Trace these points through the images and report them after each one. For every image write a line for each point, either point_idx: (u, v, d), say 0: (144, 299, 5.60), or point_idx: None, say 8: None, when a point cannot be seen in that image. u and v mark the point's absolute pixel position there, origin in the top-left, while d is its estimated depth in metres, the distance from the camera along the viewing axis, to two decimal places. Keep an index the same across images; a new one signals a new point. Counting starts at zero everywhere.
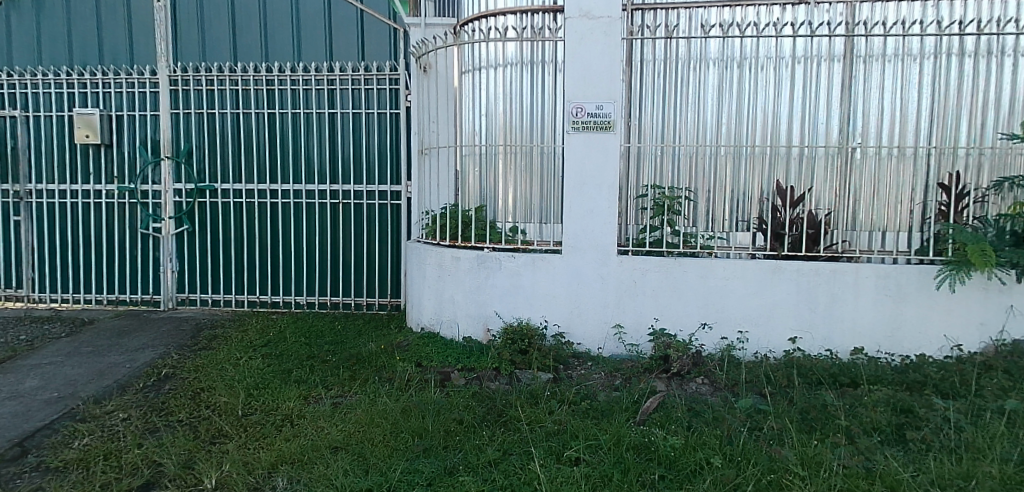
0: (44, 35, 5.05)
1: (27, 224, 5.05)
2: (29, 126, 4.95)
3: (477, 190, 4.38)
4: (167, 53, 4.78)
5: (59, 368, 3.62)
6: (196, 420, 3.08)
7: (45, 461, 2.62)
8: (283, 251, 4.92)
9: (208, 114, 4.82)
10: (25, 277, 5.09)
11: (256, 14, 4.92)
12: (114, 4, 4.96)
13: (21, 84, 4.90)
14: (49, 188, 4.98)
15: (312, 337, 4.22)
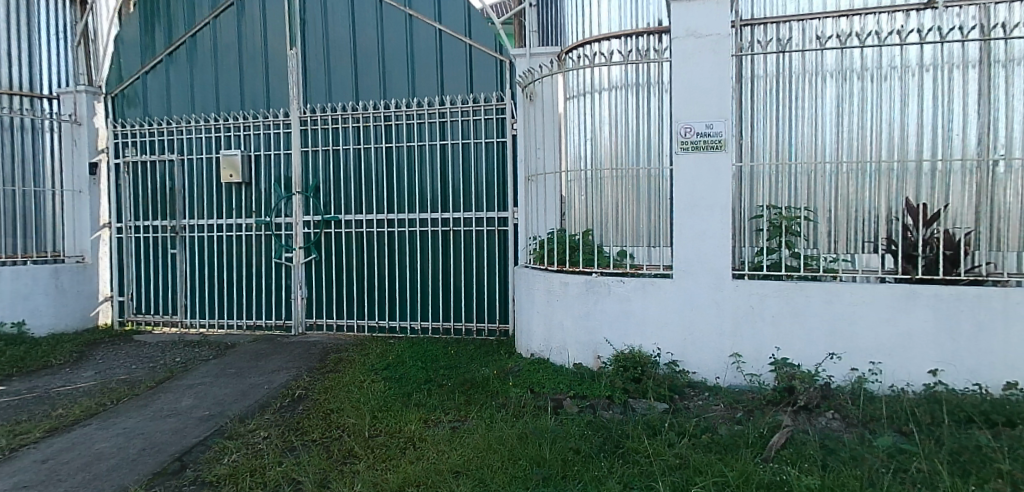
0: (195, 86, 5.60)
1: (182, 256, 5.58)
2: (185, 168, 5.53)
3: (583, 215, 4.34)
4: (298, 95, 5.24)
5: (209, 387, 3.90)
6: (326, 441, 3.25)
7: (202, 476, 2.88)
8: (399, 278, 5.11)
9: (333, 151, 5.18)
10: (180, 304, 5.61)
11: (375, 54, 5.16)
12: (254, 54, 5.43)
13: (178, 131, 5.51)
14: (200, 223, 5.51)
15: (428, 362, 4.28)
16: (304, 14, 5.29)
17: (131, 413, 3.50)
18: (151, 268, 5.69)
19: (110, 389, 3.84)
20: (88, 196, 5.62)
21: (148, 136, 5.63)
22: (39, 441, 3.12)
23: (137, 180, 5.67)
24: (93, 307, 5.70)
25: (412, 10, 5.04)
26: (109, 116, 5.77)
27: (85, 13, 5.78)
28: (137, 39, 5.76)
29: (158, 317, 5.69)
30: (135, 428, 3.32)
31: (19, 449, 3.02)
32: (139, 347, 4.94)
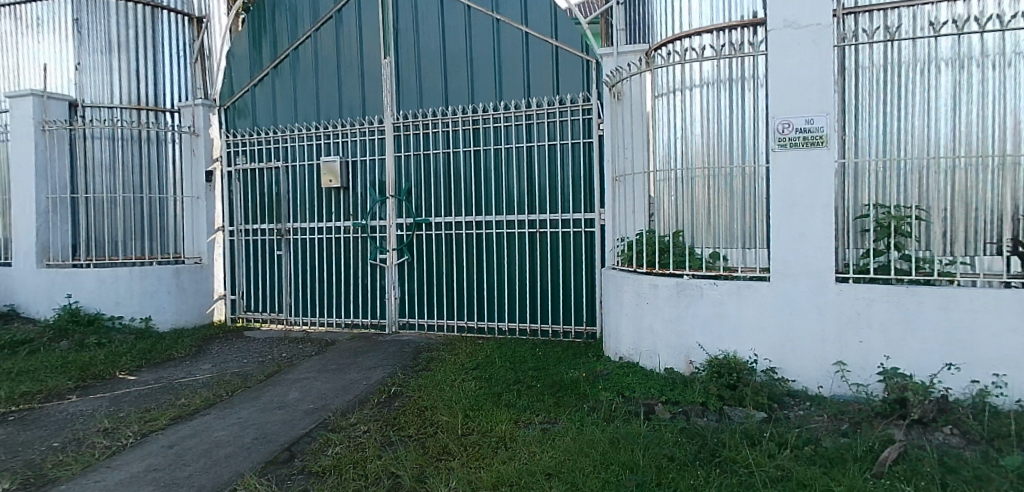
0: (297, 97, 5.92)
1: (286, 257, 5.91)
2: (289, 174, 5.86)
3: (673, 215, 4.25)
4: (392, 103, 5.43)
5: (313, 382, 4.11)
6: (421, 437, 3.34)
7: (308, 466, 3.04)
8: (487, 279, 5.18)
9: (424, 155, 5.33)
10: (285, 303, 5.95)
11: (463, 60, 5.26)
12: (352, 64, 5.67)
13: (282, 140, 5.86)
14: (304, 226, 5.82)
15: (517, 363, 4.31)
16: (397, 23, 5.46)
17: (244, 404, 3.74)
18: (260, 269, 6.07)
19: (226, 380, 4.12)
20: (203, 202, 6.04)
21: (256, 144, 6.00)
22: (167, 427, 3.39)
23: (246, 186, 6.08)
24: (207, 304, 6.16)
25: (499, 15, 5.10)
26: (222, 126, 6.20)
27: (200, 30, 6.34)
28: (247, 54, 6.12)
29: (264, 315, 6.05)
30: (248, 418, 3.54)
31: (150, 433, 3.30)
32: (250, 342, 5.28)
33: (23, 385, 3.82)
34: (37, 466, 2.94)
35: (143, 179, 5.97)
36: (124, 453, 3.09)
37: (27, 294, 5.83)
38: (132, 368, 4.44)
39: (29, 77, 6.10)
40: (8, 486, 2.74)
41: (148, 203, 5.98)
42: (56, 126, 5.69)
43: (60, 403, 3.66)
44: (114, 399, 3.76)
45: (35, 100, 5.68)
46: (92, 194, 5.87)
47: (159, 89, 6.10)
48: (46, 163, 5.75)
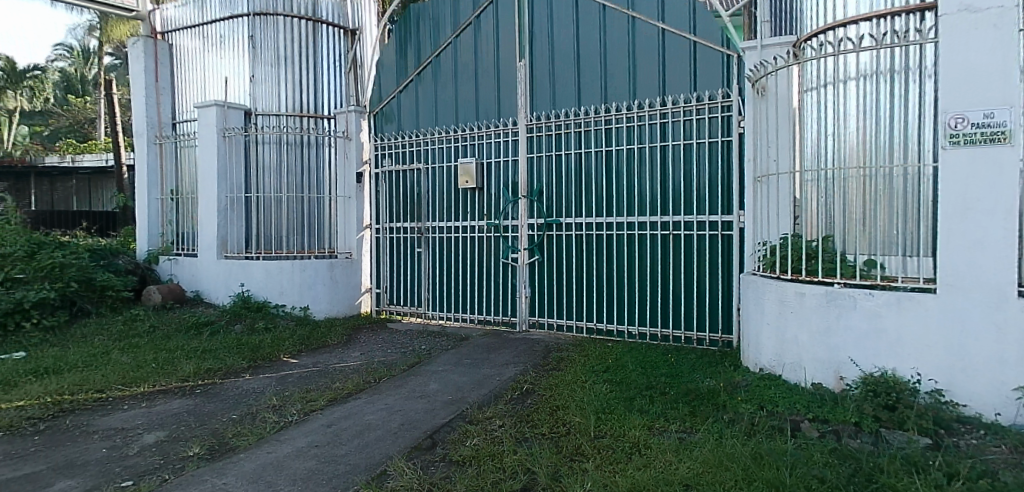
0: (438, 101, 6.20)
1: (425, 254, 6.24)
2: (429, 175, 6.18)
3: (821, 219, 3.93)
4: (526, 104, 5.55)
5: (450, 374, 4.29)
6: (555, 436, 3.37)
7: (449, 455, 3.17)
8: (617, 281, 5.14)
9: (556, 156, 5.38)
10: (423, 298, 6.29)
11: (596, 59, 5.24)
12: (488, 68, 5.84)
13: (423, 143, 6.21)
14: (441, 225, 6.11)
15: (649, 368, 4.23)
16: (533, 26, 5.56)
17: (390, 391, 3.98)
18: (401, 265, 6.47)
19: (374, 368, 4.42)
20: (354, 201, 6.52)
21: (399, 147, 6.41)
22: (325, 407, 3.68)
23: (393, 186, 6.49)
24: (356, 296, 6.63)
25: (635, 11, 5.01)
26: (371, 131, 6.66)
27: (354, 42, 6.94)
28: (393, 63, 6.51)
29: (405, 308, 6.44)
30: (394, 405, 3.76)
31: (311, 412, 3.60)
32: (392, 333, 5.63)
33: (209, 363, 4.36)
34: (221, 434, 3.31)
35: (304, 181, 6.57)
36: (289, 428, 3.40)
37: (210, 282, 6.56)
38: (294, 352, 4.89)
39: (214, 90, 6.90)
40: (200, 450, 3.11)
41: (308, 201, 6.58)
42: (234, 133, 6.35)
43: (237, 380, 4.12)
44: (280, 379, 4.16)
45: (218, 110, 6.38)
46: (261, 194, 6.49)
47: (318, 99, 6.75)
48: (226, 164, 6.42)
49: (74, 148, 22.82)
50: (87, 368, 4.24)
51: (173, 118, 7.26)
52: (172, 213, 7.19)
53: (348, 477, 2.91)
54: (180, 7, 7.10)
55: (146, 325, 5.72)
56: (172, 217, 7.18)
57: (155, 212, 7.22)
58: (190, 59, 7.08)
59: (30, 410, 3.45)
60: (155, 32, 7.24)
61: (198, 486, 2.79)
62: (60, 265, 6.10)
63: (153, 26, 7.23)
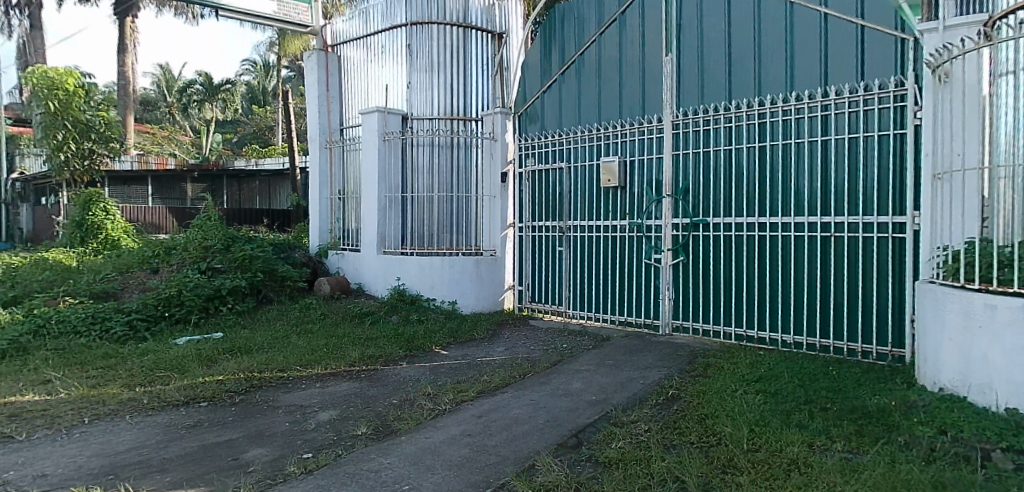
0: (582, 99, 6.25)
1: (567, 253, 6.33)
2: (572, 174, 6.25)
3: (1016, 220, 3.33)
4: (672, 100, 5.42)
5: (593, 375, 4.29)
6: (705, 445, 3.22)
7: (595, 455, 3.13)
8: (769, 285, 4.85)
9: (703, 152, 5.21)
10: (564, 297, 6.38)
11: (750, 49, 5.00)
12: (633, 64, 5.78)
13: (567, 143, 6.29)
14: (583, 224, 6.15)
15: (806, 380, 3.95)
16: (680, 18, 5.43)
17: (534, 387, 4.05)
18: (544, 263, 6.59)
19: (519, 363, 4.54)
20: (499, 200, 6.78)
21: (544, 147, 6.55)
22: (474, 399, 3.83)
23: (536, 185, 6.61)
24: (501, 293, 6.86)
25: None
26: (516, 132, 6.88)
27: (501, 45, 7.22)
28: (539, 63, 6.72)
29: (547, 306, 6.57)
30: (540, 401, 3.82)
31: (462, 403, 3.76)
32: (533, 331, 5.77)
33: (371, 350, 4.74)
34: (383, 417, 3.55)
35: (454, 180, 7.03)
36: (443, 416, 3.57)
37: (371, 277, 7.12)
38: (444, 344, 5.16)
39: (375, 97, 7.49)
40: (366, 430, 3.35)
41: (457, 199, 7.03)
42: (392, 136, 6.94)
43: (396, 367, 4.42)
44: (433, 369, 4.40)
45: (379, 115, 6.95)
46: (417, 193, 7.06)
47: (467, 103, 7.12)
48: (386, 166, 7.01)
49: (252, 152, 25.94)
50: (272, 351, 4.80)
51: (342, 125, 7.93)
52: (340, 212, 7.87)
53: (499, 468, 2.98)
54: (348, 20, 7.77)
55: (318, 313, 6.33)
56: (340, 216, 7.87)
57: (326, 212, 7.95)
58: (355, 69, 7.72)
59: (229, 385, 3.97)
60: (326, 44, 7.96)
61: (365, 464, 3.01)
62: (250, 257, 6.92)
63: (324, 39, 7.96)
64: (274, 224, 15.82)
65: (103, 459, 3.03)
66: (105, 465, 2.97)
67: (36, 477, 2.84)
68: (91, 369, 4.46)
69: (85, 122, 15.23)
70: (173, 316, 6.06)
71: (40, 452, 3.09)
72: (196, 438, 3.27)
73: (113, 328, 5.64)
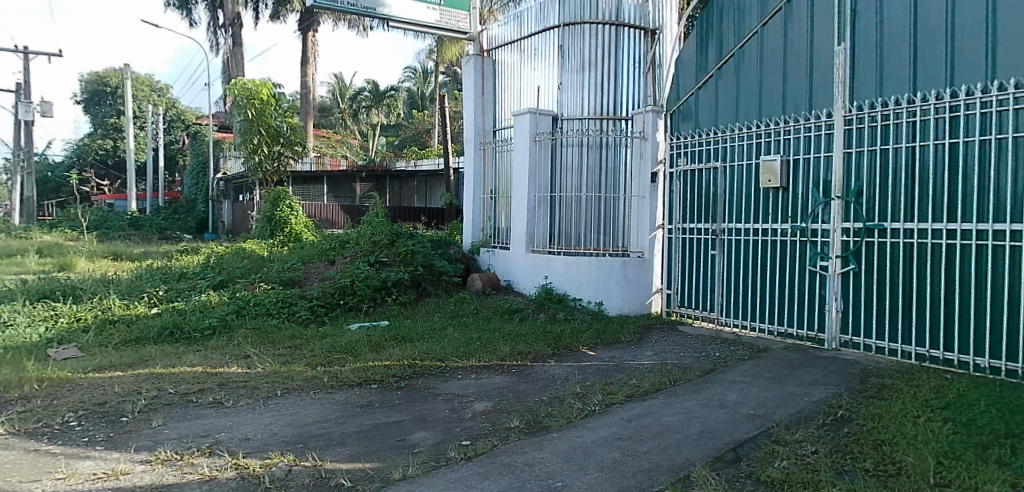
0: (740, 95, 6.04)
1: (721, 256, 6.11)
2: (727, 174, 6.04)
3: None
4: (846, 95, 5.02)
5: (750, 388, 4.11)
6: (884, 474, 2.85)
7: (757, 473, 2.92)
8: (959, 301, 4.28)
9: (882, 150, 4.74)
10: (717, 303, 6.16)
11: (942, 34, 4.44)
12: (799, 54, 5.45)
13: (724, 140, 6.09)
14: (738, 227, 5.92)
15: (1010, 411, 3.42)
16: (856, 5, 5.02)
17: (685, 396, 3.95)
18: (695, 266, 6.42)
19: (670, 370, 4.51)
20: (648, 200, 6.82)
21: (696, 146, 6.42)
22: (625, 402, 3.82)
23: (688, 186, 6.47)
24: (648, 296, 6.89)
25: None
26: (668, 130, 6.85)
27: (654, 43, 7.30)
28: (694, 58, 6.64)
29: (697, 312, 6.41)
30: (693, 410, 3.70)
31: (613, 405, 3.76)
32: (682, 337, 5.70)
33: (523, 345, 4.97)
34: (535, 412, 3.64)
35: (603, 181, 7.22)
36: (593, 417, 3.57)
37: (519, 274, 7.60)
38: (591, 344, 5.23)
39: (527, 100, 7.93)
40: (520, 424, 3.44)
41: (605, 199, 7.23)
42: (543, 137, 7.32)
43: (546, 364, 4.57)
44: (582, 369, 4.51)
45: (530, 117, 7.38)
46: (566, 193, 7.37)
47: (618, 101, 7.29)
48: (536, 166, 7.42)
49: (412, 153, 27.81)
50: (430, 340, 5.17)
51: (494, 126, 8.44)
52: (491, 211, 8.43)
53: (654, 475, 2.86)
54: (503, 25, 8.30)
55: (472, 307, 6.75)
56: (491, 214, 8.43)
57: (478, 210, 8.54)
58: (508, 71, 8.23)
59: (396, 371, 4.32)
60: (482, 50, 8.51)
61: (521, 456, 3.03)
62: (411, 252, 7.44)
63: (480, 45, 8.51)
64: (433, 219, 17.38)
65: (293, 429, 3.41)
66: (295, 434, 3.34)
67: (242, 440, 3.27)
68: (281, 348, 5.15)
69: (276, 128, 17.21)
70: (347, 304, 6.74)
71: (244, 418, 3.57)
72: (368, 417, 3.58)
73: (298, 312, 6.39)
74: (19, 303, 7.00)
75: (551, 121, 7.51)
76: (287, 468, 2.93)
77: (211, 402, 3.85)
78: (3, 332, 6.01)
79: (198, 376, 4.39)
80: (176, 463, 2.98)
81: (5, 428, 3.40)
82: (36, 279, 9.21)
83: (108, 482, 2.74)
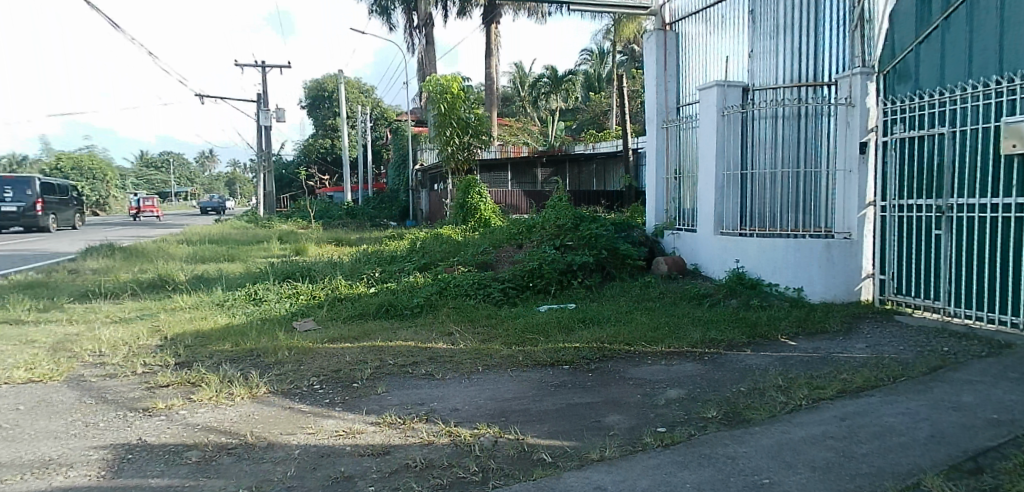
0: (974, 50, 5.30)
1: (947, 237, 5.38)
2: (954, 140, 5.28)
3: None
4: None
5: (993, 390, 3.53)
6: None
7: (1007, 488, 2.47)
8: None
9: None
10: (943, 291, 5.44)
11: None
12: None
13: (949, 103, 5.29)
14: (970, 202, 5.16)
15: None
16: None
17: (909, 395, 3.53)
18: (913, 247, 5.74)
19: (886, 364, 4.09)
20: (856, 175, 6.35)
21: (918, 110, 5.66)
22: (833, 398, 3.53)
23: (905, 157, 5.80)
24: (857, 282, 6.35)
25: None
26: (881, 93, 6.19)
27: None
28: (913, 11, 5.92)
29: (918, 302, 5.72)
30: (919, 412, 3.28)
31: (819, 401, 3.49)
32: (902, 330, 5.14)
33: (713, 333, 4.90)
34: (732, 404, 3.52)
35: (802, 154, 6.98)
36: (798, 413, 3.34)
37: (708, 258, 7.49)
38: (791, 334, 5.02)
39: (715, 72, 8.10)
40: (716, 415, 3.35)
41: (805, 175, 6.94)
42: (733, 110, 7.07)
43: (740, 354, 4.48)
44: (781, 360, 4.33)
45: (718, 90, 7.17)
46: (758, 170, 7.17)
47: (817, 67, 7.05)
48: (723, 141, 7.21)
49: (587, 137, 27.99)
50: (619, 324, 5.36)
51: (677, 104, 8.66)
52: (675, 191, 8.56)
53: (874, 480, 2.57)
54: None
55: (658, 292, 6.75)
56: (675, 195, 8.56)
57: (662, 192, 8.71)
58: (693, 44, 8.46)
59: (585, 353, 4.54)
60: (665, 23, 8.75)
61: (722, 449, 2.94)
62: (595, 235, 7.65)
63: (663, 19, 8.76)
64: (614, 206, 18.28)
65: (495, 403, 3.72)
66: (497, 408, 3.64)
67: (452, 410, 3.65)
68: (479, 326, 5.68)
69: (465, 120, 18.50)
70: (536, 287, 7.10)
71: (452, 391, 3.99)
72: (562, 397, 3.77)
73: (493, 293, 6.90)
74: (271, 282, 8.55)
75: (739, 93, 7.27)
76: (493, 438, 3.18)
77: (425, 374, 4.36)
78: (260, 307, 7.41)
79: (411, 350, 5.00)
80: (399, 426, 3.41)
81: (266, 388, 4.16)
82: (282, 262, 11.17)
83: (348, 439, 3.24)
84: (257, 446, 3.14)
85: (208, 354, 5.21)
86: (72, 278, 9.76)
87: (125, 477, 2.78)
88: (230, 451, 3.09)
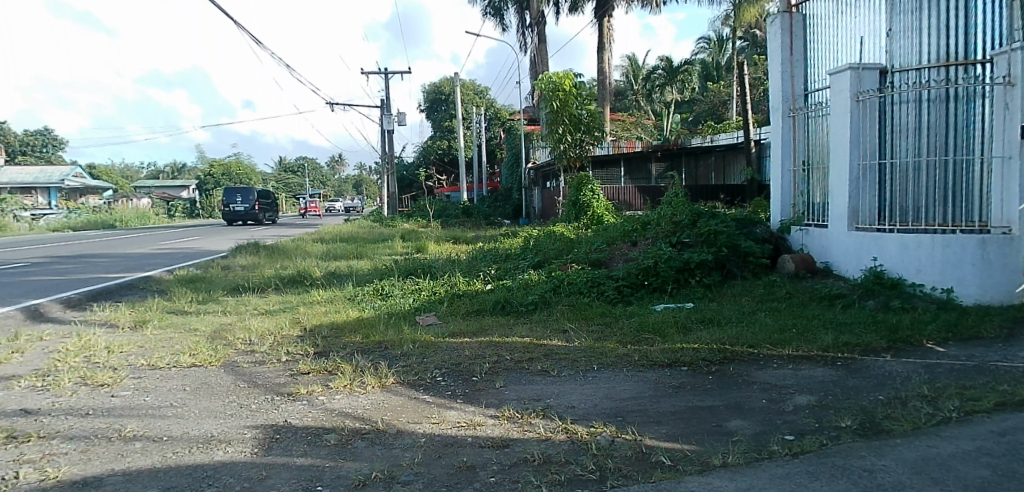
0: None
1: None
2: None
3: None
4: None
5: None
6: None
7: None
8: None
9: None
10: None
11: None
12: None
13: None
14: None
15: None
16: None
17: None
18: None
19: None
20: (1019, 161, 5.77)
21: None
22: (992, 412, 3.15)
23: None
24: (1017, 282, 5.78)
25: None
26: None
27: None
28: None
29: None
30: None
31: (974, 414, 3.13)
32: None
33: (848, 337, 4.54)
34: (870, 413, 3.26)
35: (952, 141, 6.37)
36: (948, 426, 3.03)
37: (841, 255, 6.95)
38: (941, 339, 4.52)
39: (846, 54, 7.45)
40: (852, 424, 3.12)
41: (955, 164, 6.32)
42: (868, 95, 6.58)
43: (880, 360, 4.11)
44: (928, 367, 3.92)
45: (851, 73, 6.71)
46: (900, 158, 6.59)
47: (969, 43, 6.39)
48: (859, 127, 6.71)
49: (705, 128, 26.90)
50: (740, 324, 5.15)
51: (805, 91, 8.04)
52: (803, 184, 7.98)
53: None
54: None
55: (784, 291, 6.35)
56: (803, 188, 7.99)
57: (788, 184, 8.15)
58: (822, 25, 7.85)
59: (704, 355, 4.41)
60: (789, 6, 8.20)
61: (857, 461, 2.74)
62: (714, 232, 7.37)
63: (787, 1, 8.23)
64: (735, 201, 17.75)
65: (612, 402, 3.76)
66: (613, 407, 3.68)
67: (568, 407, 3.74)
68: (593, 324, 5.74)
69: (577, 116, 18.52)
70: (651, 285, 6.98)
71: (568, 388, 4.09)
72: (680, 399, 3.72)
73: (606, 291, 6.90)
74: (397, 279, 9.21)
75: (876, 76, 6.79)
76: (611, 438, 3.23)
77: (540, 370, 4.51)
78: (387, 301, 8.02)
79: (527, 346, 5.18)
80: (518, 421, 3.58)
81: (395, 378, 4.53)
82: (405, 259, 11.96)
83: (469, 430, 3.46)
84: (389, 432, 3.46)
85: (344, 345, 5.76)
86: (228, 274, 11.15)
87: (276, 454, 3.20)
88: (364, 436, 3.43)
